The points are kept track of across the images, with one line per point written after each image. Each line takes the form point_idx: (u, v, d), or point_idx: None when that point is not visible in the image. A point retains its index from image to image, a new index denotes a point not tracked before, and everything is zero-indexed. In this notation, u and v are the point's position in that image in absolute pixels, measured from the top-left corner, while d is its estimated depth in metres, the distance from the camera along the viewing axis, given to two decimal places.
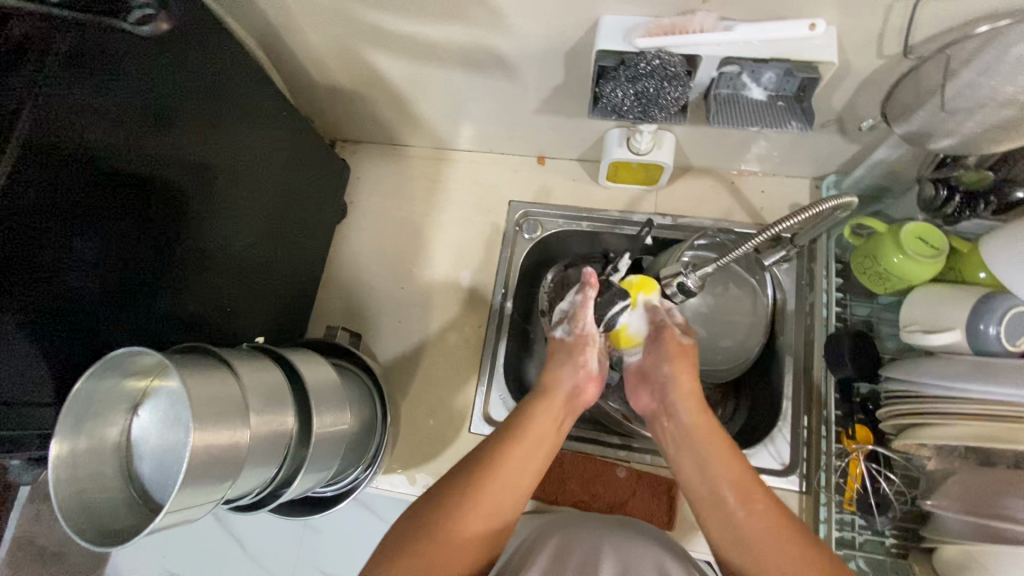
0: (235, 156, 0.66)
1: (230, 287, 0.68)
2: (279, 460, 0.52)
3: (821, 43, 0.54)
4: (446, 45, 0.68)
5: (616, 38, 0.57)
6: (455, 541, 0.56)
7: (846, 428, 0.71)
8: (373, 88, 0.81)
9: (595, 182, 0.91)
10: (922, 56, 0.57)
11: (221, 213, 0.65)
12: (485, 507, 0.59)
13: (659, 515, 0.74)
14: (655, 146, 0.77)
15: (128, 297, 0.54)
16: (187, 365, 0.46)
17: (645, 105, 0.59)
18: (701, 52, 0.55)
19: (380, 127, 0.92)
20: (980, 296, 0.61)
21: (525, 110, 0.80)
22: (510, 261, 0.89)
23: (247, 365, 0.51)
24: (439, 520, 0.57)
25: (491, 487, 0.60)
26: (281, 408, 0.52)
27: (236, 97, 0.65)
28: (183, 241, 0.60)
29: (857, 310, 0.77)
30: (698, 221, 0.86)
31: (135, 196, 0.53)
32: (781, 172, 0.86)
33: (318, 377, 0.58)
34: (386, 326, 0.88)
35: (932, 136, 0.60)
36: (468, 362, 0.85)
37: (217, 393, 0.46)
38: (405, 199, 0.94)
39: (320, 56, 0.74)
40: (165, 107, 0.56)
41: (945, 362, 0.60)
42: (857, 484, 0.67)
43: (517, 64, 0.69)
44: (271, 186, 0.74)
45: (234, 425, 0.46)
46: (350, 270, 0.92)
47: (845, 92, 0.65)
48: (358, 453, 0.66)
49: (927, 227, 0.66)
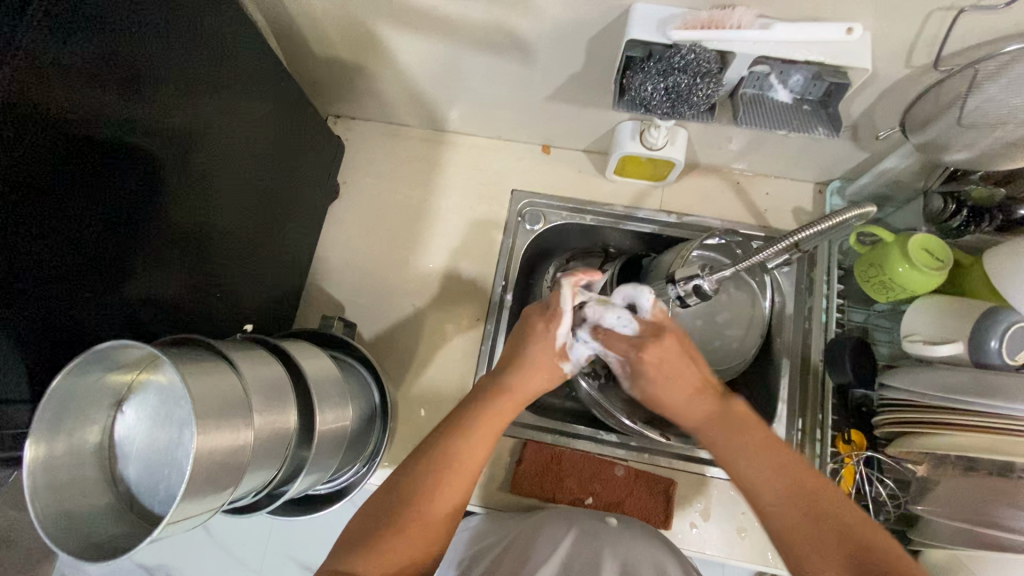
0: (220, 126, 0.60)
1: (213, 271, 0.63)
2: (280, 461, 0.49)
3: (855, 48, 0.53)
4: (461, 22, 0.64)
5: (648, 28, 0.54)
6: (426, 528, 0.54)
7: (843, 433, 0.72)
8: (376, 62, 0.76)
9: (601, 175, 0.89)
10: (949, 69, 0.57)
11: (206, 191, 0.59)
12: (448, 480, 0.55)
13: (655, 514, 0.73)
14: (669, 141, 0.75)
15: (104, 279, 0.49)
16: (183, 359, 0.41)
17: (675, 102, 0.57)
18: (736, 48, 0.53)
19: (379, 103, 0.86)
20: (984, 311, 0.62)
21: (537, 95, 0.76)
22: (511, 251, 0.87)
23: (247, 359, 0.47)
24: (384, 531, 0.52)
25: (453, 480, 0.56)
26: (284, 406, 0.48)
27: (223, 59, 0.59)
28: (164, 219, 0.54)
29: (854, 316, 0.78)
30: (703, 221, 0.86)
31: (110, 162, 0.47)
32: (786, 175, 0.86)
33: (320, 371, 0.54)
34: (378, 315, 0.84)
35: (946, 149, 0.61)
36: (466, 354, 0.82)
37: (218, 391, 0.42)
38: (402, 182, 0.90)
39: (321, 25, 0.69)
40: (147, 69, 0.49)
41: (944, 372, 0.60)
42: (851, 488, 0.69)
43: (536, 47, 0.66)
44: (258, 159, 0.67)
45: (237, 424, 0.42)
46: (341, 254, 0.87)
47: (865, 100, 0.65)
48: (357, 450, 0.63)
49: (934, 240, 0.67)
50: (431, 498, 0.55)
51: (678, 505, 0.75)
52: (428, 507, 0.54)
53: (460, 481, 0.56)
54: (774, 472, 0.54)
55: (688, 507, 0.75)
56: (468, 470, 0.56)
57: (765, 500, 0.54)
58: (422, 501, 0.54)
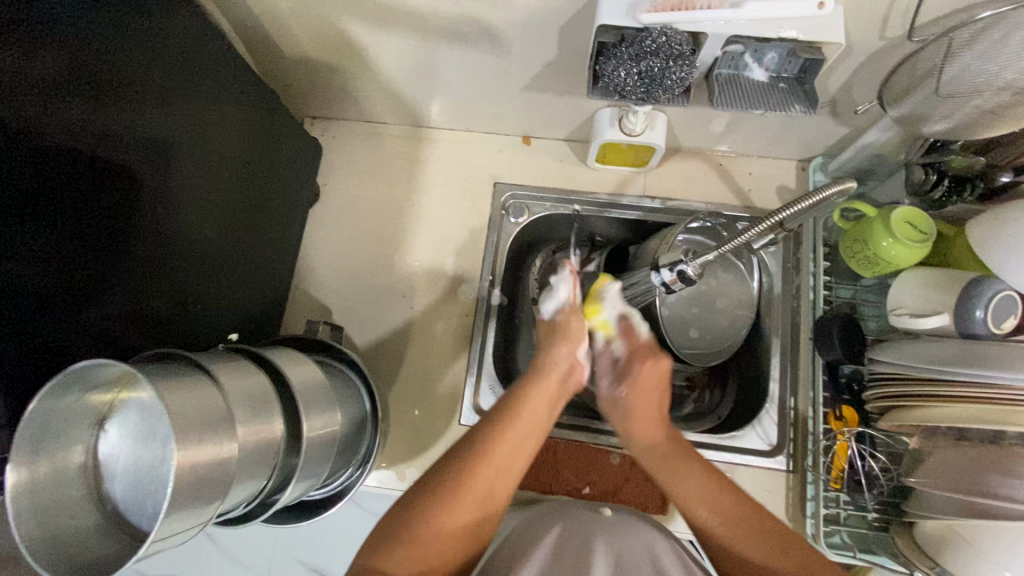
0: (194, 128, 0.59)
1: (194, 281, 0.62)
2: (269, 470, 0.49)
3: (827, 23, 0.52)
4: (429, 15, 0.63)
5: (618, 13, 0.53)
6: (452, 534, 0.54)
7: (834, 410, 0.72)
8: (350, 61, 0.74)
9: (582, 164, 0.88)
10: (924, 39, 0.56)
11: (182, 199, 0.58)
12: (480, 490, 0.55)
13: (651, 501, 0.74)
14: (648, 127, 0.74)
15: (84, 289, 0.48)
16: (159, 374, 0.41)
17: (649, 86, 0.56)
18: (708, 28, 0.53)
19: (355, 102, 0.85)
20: (968, 281, 0.62)
21: (513, 86, 0.75)
22: (497, 246, 0.86)
23: (227, 370, 0.46)
24: (406, 530, 0.52)
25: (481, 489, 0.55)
26: (268, 415, 0.47)
27: (193, 66, 0.58)
28: (145, 226, 0.54)
29: (842, 292, 0.78)
30: (688, 204, 0.85)
31: (82, 174, 0.46)
32: (769, 154, 0.85)
33: (305, 379, 0.53)
34: (365, 317, 0.83)
35: (925, 121, 0.61)
36: (457, 351, 0.82)
37: (198, 405, 0.41)
38: (383, 181, 0.89)
39: (288, 25, 0.67)
40: (115, 76, 0.49)
41: (929, 343, 0.61)
42: (845, 463, 0.69)
43: (507, 37, 0.65)
44: (236, 164, 0.67)
45: (219, 438, 0.42)
46: (326, 257, 0.86)
47: (842, 74, 0.64)
48: (349, 454, 0.63)
49: (916, 212, 0.67)
50: (457, 509, 0.54)
51: None
52: (452, 518, 0.54)
53: (498, 483, 0.57)
54: (710, 496, 0.59)
55: None
56: (502, 475, 0.57)
57: (705, 522, 0.58)
58: (447, 516, 0.53)
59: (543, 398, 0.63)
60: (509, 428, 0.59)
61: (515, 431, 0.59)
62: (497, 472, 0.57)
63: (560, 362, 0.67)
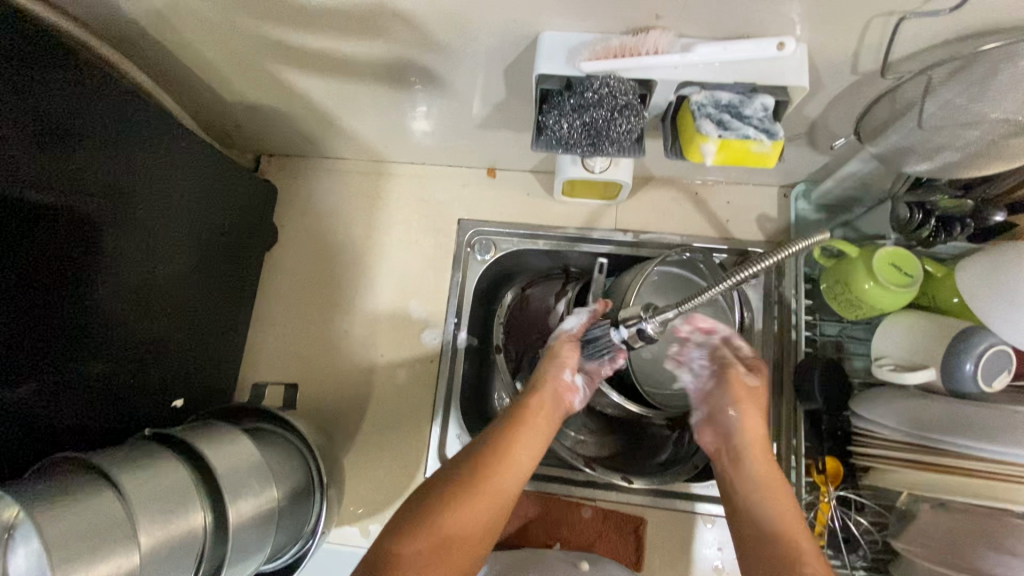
0: (150, 183, 0.58)
1: (148, 346, 0.61)
2: (193, 565, 0.46)
3: (788, 65, 0.47)
4: (365, 62, 0.59)
5: (557, 61, 0.49)
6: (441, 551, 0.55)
7: (817, 462, 0.67)
8: (295, 105, 0.71)
9: (550, 196, 0.83)
10: (900, 74, 0.51)
11: (137, 261, 0.58)
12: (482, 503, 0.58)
13: (627, 555, 0.71)
14: (612, 163, 0.69)
15: (12, 364, 0.47)
16: (44, 500, 0.38)
17: (595, 138, 0.51)
18: (657, 75, 0.48)
19: (309, 141, 0.81)
20: (959, 332, 0.57)
21: (468, 124, 0.71)
22: (462, 286, 0.82)
23: (140, 471, 0.44)
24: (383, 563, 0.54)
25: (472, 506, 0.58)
26: (187, 510, 0.45)
27: (152, 129, 0.58)
28: (90, 291, 0.53)
29: (827, 330, 0.73)
30: (662, 237, 0.80)
31: (18, 243, 0.46)
32: (748, 181, 0.80)
33: (236, 464, 0.51)
34: (327, 365, 0.80)
35: (907, 159, 0.55)
36: (422, 400, 0.79)
37: (92, 522, 0.39)
38: (343, 220, 0.85)
39: (223, 73, 0.64)
40: (53, 141, 0.48)
41: (914, 402, 0.56)
42: (828, 521, 0.65)
43: (450, 79, 0.60)
44: (202, 221, 0.67)
45: (119, 552, 0.40)
46: (286, 301, 0.83)
47: (816, 108, 0.58)
48: (295, 527, 0.60)
49: (900, 252, 0.61)
50: (450, 521, 0.56)
51: (651, 545, 0.71)
52: (444, 532, 0.56)
53: (486, 502, 0.59)
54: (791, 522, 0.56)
55: (659, 546, 0.71)
56: (494, 497, 0.59)
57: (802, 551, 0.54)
58: (440, 524, 0.56)
59: (539, 421, 0.65)
60: (506, 446, 0.62)
61: (513, 451, 0.62)
62: (495, 489, 0.59)
63: (552, 380, 0.67)
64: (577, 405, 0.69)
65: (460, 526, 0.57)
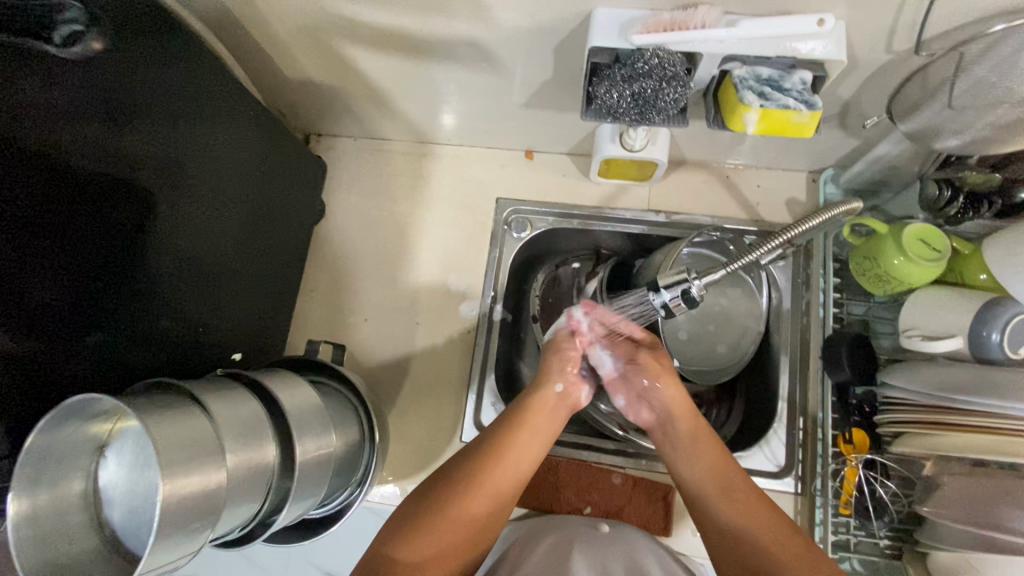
0: (210, 150, 0.61)
1: (205, 306, 0.64)
2: (263, 493, 0.50)
3: (829, 40, 0.51)
4: (422, 37, 0.63)
5: (610, 34, 0.52)
6: (457, 530, 0.58)
7: (844, 433, 0.69)
8: (350, 82, 0.75)
9: (586, 178, 0.87)
10: (933, 53, 0.54)
11: (196, 223, 0.60)
12: (489, 488, 0.61)
13: (655, 522, 0.73)
14: (649, 142, 0.73)
15: (93, 312, 0.49)
16: (151, 408, 0.42)
17: (642, 108, 0.55)
18: (702, 48, 0.51)
19: (358, 120, 0.86)
20: (986, 302, 0.60)
21: (512, 103, 0.75)
22: (499, 261, 0.86)
23: (220, 399, 0.48)
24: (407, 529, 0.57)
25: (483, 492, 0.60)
26: (260, 441, 0.49)
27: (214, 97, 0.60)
28: (156, 249, 0.56)
29: (854, 309, 0.76)
30: (693, 219, 0.83)
31: (100, 201, 0.49)
32: (777, 166, 0.83)
33: (300, 403, 0.54)
34: (369, 333, 0.84)
35: (937, 136, 0.58)
36: (459, 369, 0.82)
37: (185, 438, 0.42)
38: (386, 197, 0.90)
39: (289, 50, 0.68)
40: (134, 105, 0.51)
41: (945, 369, 0.59)
42: (854, 489, 0.66)
43: (502, 57, 0.64)
44: (251, 189, 0.69)
45: (208, 469, 0.43)
46: (331, 273, 0.87)
47: (849, 88, 0.62)
48: (346, 475, 0.63)
49: (929, 228, 0.64)
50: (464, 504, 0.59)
51: (679, 512, 0.73)
52: (461, 512, 0.59)
53: (495, 487, 0.61)
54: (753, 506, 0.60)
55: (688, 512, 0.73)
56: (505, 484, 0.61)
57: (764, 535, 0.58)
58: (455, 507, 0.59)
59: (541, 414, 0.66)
60: (515, 434, 0.63)
61: (517, 438, 0.63)
62: (504, 474, 0.61)
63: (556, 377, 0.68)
64: (584, 400, 0.70)
65: (473, 510, 0.59)
